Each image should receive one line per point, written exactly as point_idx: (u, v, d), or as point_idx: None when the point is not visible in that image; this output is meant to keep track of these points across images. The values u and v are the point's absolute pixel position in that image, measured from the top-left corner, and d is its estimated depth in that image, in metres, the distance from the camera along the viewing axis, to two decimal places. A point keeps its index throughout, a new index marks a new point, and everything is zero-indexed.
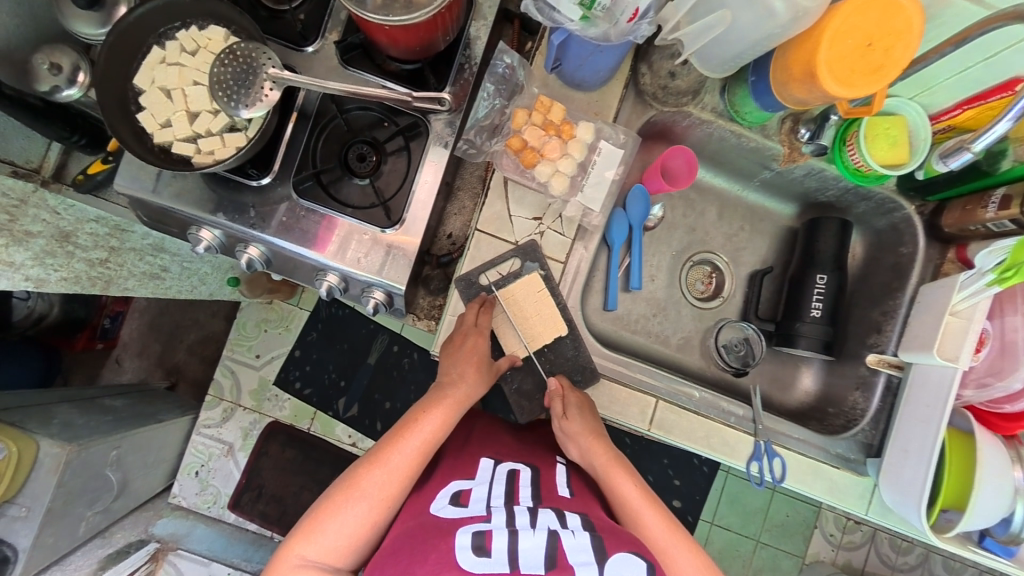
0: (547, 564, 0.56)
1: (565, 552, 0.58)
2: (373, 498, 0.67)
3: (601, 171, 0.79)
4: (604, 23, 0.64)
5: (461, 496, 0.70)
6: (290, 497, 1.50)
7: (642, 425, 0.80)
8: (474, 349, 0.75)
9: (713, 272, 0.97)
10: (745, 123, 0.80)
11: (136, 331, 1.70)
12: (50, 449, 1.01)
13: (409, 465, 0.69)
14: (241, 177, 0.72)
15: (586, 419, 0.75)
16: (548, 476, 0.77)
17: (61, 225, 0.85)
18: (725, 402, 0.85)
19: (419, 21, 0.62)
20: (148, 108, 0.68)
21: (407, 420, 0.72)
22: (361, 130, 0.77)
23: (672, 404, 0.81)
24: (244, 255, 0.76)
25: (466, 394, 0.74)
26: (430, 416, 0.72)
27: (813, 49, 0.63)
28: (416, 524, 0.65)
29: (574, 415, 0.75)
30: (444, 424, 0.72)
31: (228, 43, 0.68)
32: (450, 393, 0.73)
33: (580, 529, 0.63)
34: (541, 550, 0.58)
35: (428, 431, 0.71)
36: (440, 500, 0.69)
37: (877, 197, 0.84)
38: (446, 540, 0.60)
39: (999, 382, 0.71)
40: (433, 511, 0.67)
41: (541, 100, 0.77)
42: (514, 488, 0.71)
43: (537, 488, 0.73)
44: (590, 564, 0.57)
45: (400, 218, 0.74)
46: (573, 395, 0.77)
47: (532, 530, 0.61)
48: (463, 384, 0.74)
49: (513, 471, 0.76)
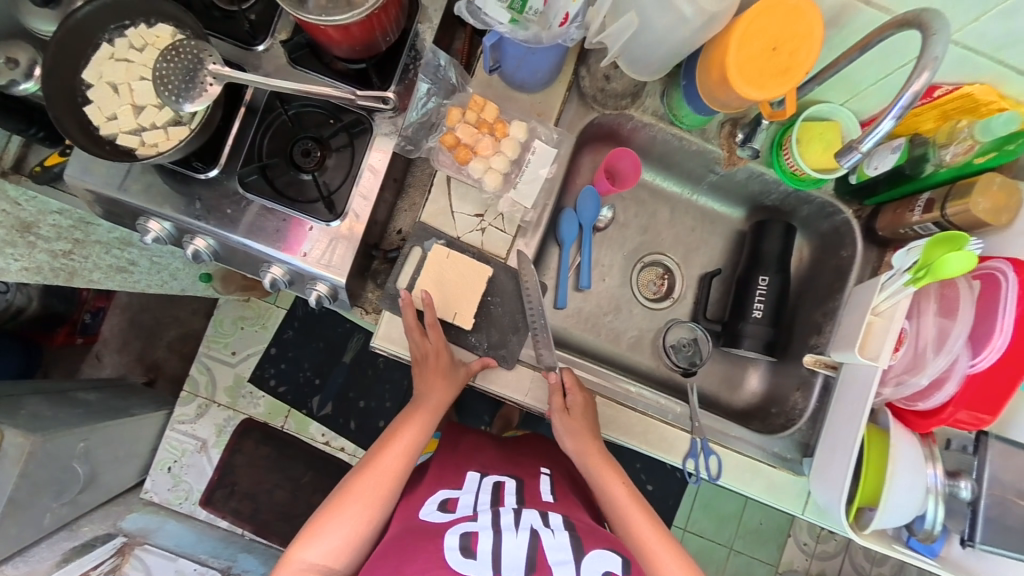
0: (527, 567, 0.61)
1: (545, 552, 0.63)
2: (366, 501, 0.73)
3: (535, 169, 0.78)
4: (536, 27, 0.66)
5: (448, 503, 0.73)
6: (262, 495, 1.68)
7: None
8: (433, 364, 0.75)
9: (665, 273, 0.97)
10: (684, 126, 0.82)
11: (116, 327, 1.79)
12: (14, 439, 1.08)
13: (398, 466, 0.76)
14: (187, 170, 0.74)
15: (588, 417, 0.77)
16: (532, 484, 0.81)
17: (21, 216, 0.89)
18: (664, 399, 0.85)
19: (353, 21, 0.65)
20: (95, 102, 0.70)
21: (389, 430, 0.79)
22: (308, 126, 0.78)
23: (610, 399, 0.82)
24: (191, 247, 0.78)
25: (438, 403, 0.76)
26: (410, 423, 0.78)
27: (723, 52, 0.64)
28: (407, 527, 0.69)
29: (574, 411, 0.77)
30: (422, 430, 0.79)
31: (174, 39, 0.71)
32: (425, 400, 0.77)
33: (560, 527, 0.68)
34: (522, 551, 0.62)
35: (409, 437, 0.78)
36: (428, 505, 0.73)
37: (818, 201, 0.84)
38: (435, 541, 0.64)
39: (911, 379, 0.72)
40: (421, 516, 0.71)
41: (475, 99, 0.77)
42: (500, 495, 0.75)
43: (521, 494, 0.76)
44: (567, 562, 0.62)
45: (344, 210, 0.75)
46: (578, 394, 0.78)
47: (515, 531, 0.66)
48: (430, 396, 0.76)
49: (498, 482, 0.79)
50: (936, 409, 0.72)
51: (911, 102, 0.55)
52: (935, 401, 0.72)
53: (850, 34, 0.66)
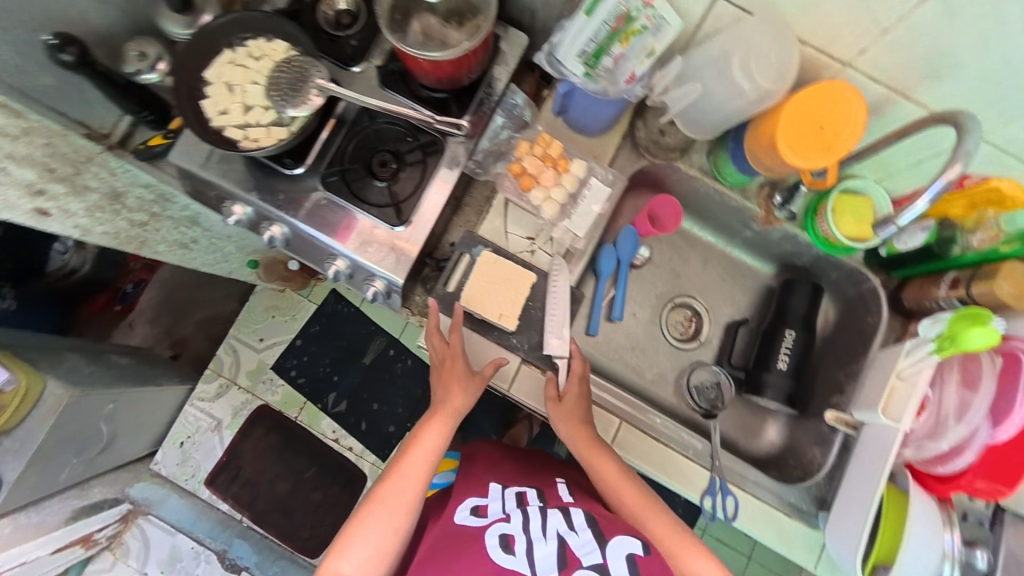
0: (558, 565, 0.68)
1: (573, 549, 0.69)
2: (394, 509, 0.78)
3: (589, 204, 0.84)
4: (604, 81, 0.75)
5: (480, 509, 0.79)
6: (264, 483, 1.70)
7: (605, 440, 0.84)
8: (452, 370, 0.81)
9: (693, 316, 1.01)
10: (726, 182, 0.88)
11: (152, 300, 2.00)
12: (55, 389, 1.24)
13: (419, 474, 0.81)
14: (277, 165, 0.83)
15: (579, 405, 0.81)
16: (551, 490, 0.85)
17: (115, 186, 1.02)
18: (686, 433, 0.86)
19: (446, 59, 0.76)
20: (212, 97, 0.80)
21: (410, 437, 0.84)
22: (387, 141, 0.87)
23: (635, 426, 0.85)
24: (268, 232, 0.86)
25: (456, 406, 0.81)
26: (429, 429, 0.83)
27: (774, 124, 0.70)
28: (446, 533, 0.76)
29: (567, 398, 0.81)
30: (442, 435, 0.83)
31: (288, 54, 0.82)
32: (444, 406, 0.83)
33: (583, 526, 0.73)
34: (553, 552, 0.69)
35: (430, 443, 0.82)
36: (462, 511, 0.79)
37: (847, 267, 0.89)
38: (477, 542, 0.72)
39: (932, 443, 0.75)
40: (458, 521, 0.77)
41: (543, 135, 0.84)
42: (524, 498, 0.82)
43: (544, 496, 0.83)
44: (593, 551, 0.69)
45: (409, 218, 0.83)
46: (575, 385, 0.82)
47: (544, 538, 0.71)
48: (451, 400, 0.82)
49: (521, 492, 0.83)
50: (956, 473, 0.74)
51: (945, 187, 0.60)
52: (956, 466, 0.74)
53: (888, 121, 0.73)
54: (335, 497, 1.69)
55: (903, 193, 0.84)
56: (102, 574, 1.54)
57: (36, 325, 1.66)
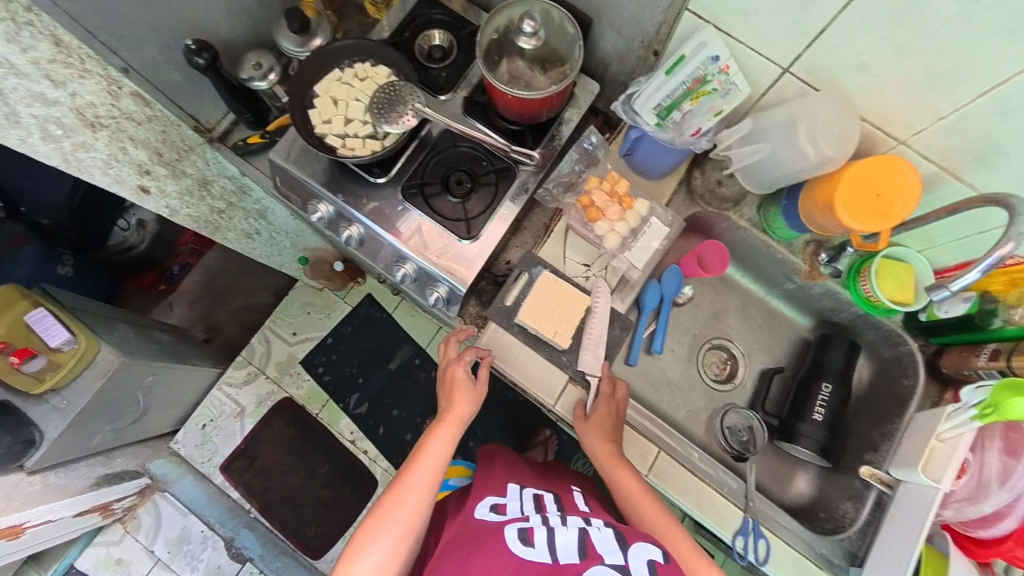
0: (580, 555, 0.64)
1: (595, 543, 0.66)
2: (403, 516, 0.78)
3: (648, 240, 0.91)
4: (672, 132, 0.83)
5: (499, 507, 0.80)
6: (277, 474, 1.73)
7: (641, 469, 0.86)
8: (455, 380, 0.91)
9: (728, 358, 1.06)
10: (774, 236, 0.94)
11: (194, 283, 2.10)
12: (106, 354, 1.33)
13: (426, 482, 0.82)
14: (366, 173, 0.91)
15: (606, 422, 0.83)
16: (568, 498, 0.88)
17: (206, 174, 1.10)
18: (722, 472, 0.88)
19: (533, 97, 0.84)
20: (318, 108, 0.90)
21: (418, 447, 0.87)
22: (464, 163, 0.95)
23: (673, 458, 0.86)
24: (346, 232, 0.95)
25: (460, 414, 0.89)
26: (435, 438, 0.86)
27: (833, 188, 0.76)
28: (465, 529, 0.74)
29: (591, 415, 0.84)
30: (448, 442, 0.86)
31: (389, 78, 0.92)
32: (448, 415, 0.89)
33: (603, 526, 0.72)
34: (574, 542, 0.67)
35: (435, 452, 0.85)
36: (482, 509, 0.80)
37: (885, 329, 0.93)
38: (495, 534, 0.69)
39: (974, 506, 0.77)
40: (476, 518, 0.77)
41: (612, 173, 0.92)
42: (542, 504, 0.82)
43: (561, 504, 0.84)
44: (615, 550, 0.66)
45: (477, 234, 0.90)
46: (603, 402, 0.84)
47: (565, 528, 0.70)
48: (458, 409, 0.89)
49: (539, 496, 0.86)
50: (998, 538, 0.75)
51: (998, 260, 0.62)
52: (997, 531, 0.75)
53: (940, 197, 0.78)
54: (344, 497, 1.72)
55: (957, 262, 0.86)
56: (109, 545, 1.60)
57: (89, 293, 1.81)
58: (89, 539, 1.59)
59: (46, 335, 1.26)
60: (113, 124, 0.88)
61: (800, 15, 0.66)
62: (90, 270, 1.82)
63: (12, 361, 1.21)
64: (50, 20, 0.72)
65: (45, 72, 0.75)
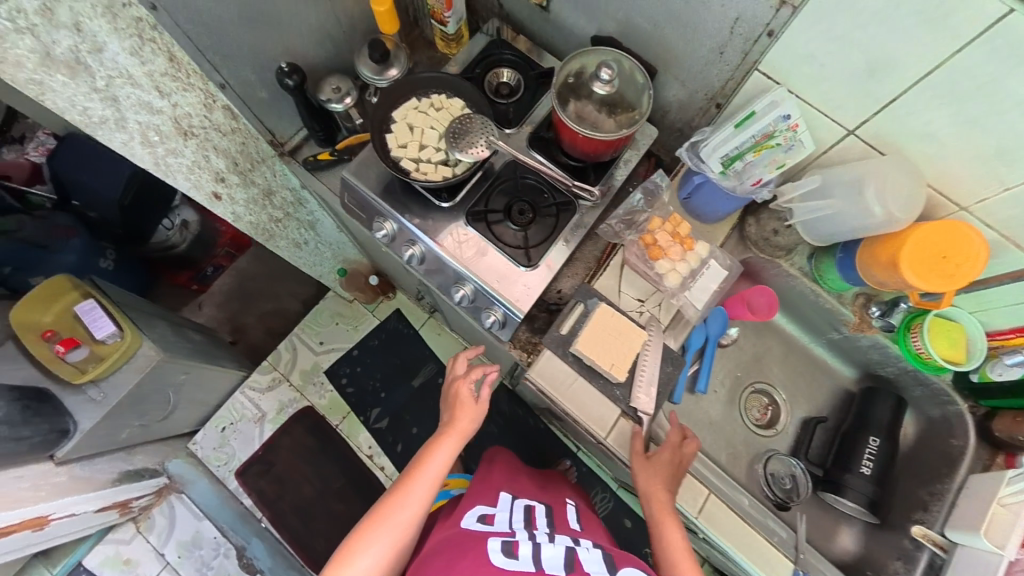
0: (567, 567, 0.66)
1: (582, 561, 0.68)
2: (399, 523, 0.80)
3: (707, 282, 0.92)
4: (734, 180, 0.87)
5: (487, 517, 0.83)
6: (291, 483, 1.71)
7: (691, 510, 0.85)
8: (460, 393, 0.94)
9: (770, 404, 1.07)
10: (825, 286, 0.95)
11: (226, 285, 2.13)
12: (147, 349, 1.34)
13: (424, 497, 0.83)
14: (434, 197, 0.95)
15: (668, 470, 0.84)
16: (558, 513, 0.93)
17: (270, 185, 1.16)
18: (772, 521, 0.88)
19: (602, 139, 0.88)
20: (395, 132, 0.95)
21: (418, 458, 0.88)
22: (526, 193, 0.99)
23: (722, 501, 0.86)
24: (409, 251, 0.98)
25: (464, 428, 0.91)
26: (438, 451, 0.87)
27: (898, 247, 0.78)
28: (453, 533, 0.78)
29: (654, 455, 0.85)
30: (450, 455, 0.88)
31: (463, 110, 0.97)
32: (451, 429, 0.90)
33: (592, 547, 0.74)
34: (561, 556, 0.68)
35: (436, 464, 0.86)
36: (469, 518, 0.82)
37: (934, 386, 0.93)
38: (481, 544, 0.71)
39: None
40: (464, 525, 0.79)
41: (675, 216, 0.94)
42: (532, 517, 0.85)
43: (551, 519, 0.88)
44: (601, 570, 0.67)
45: (536, 263, 0.93)
46: (667, 451, 0.85)
47: (553, 544, 0.71)
48: (461, 422, 0.92)
49: (529, 506, 0.90)
50: None
51: None
52: None
53: (1002, 264, 0.79)
54: (358, 513, 1.70)
55: (1013, 326, 0.85)
56: (120, 544, 1.58)
57: (127, 285, 1.86)
58: (100, 537, 1.57)
59: (93, 327, 1.29)
60: (202, 134, 0.92)
61: (870, 84, 0.70)
62: (128, 262, 1.86)
63: (58, 349, 1.25)
64: (170, 38, 0.77)
65: (155, 83, 0.80)
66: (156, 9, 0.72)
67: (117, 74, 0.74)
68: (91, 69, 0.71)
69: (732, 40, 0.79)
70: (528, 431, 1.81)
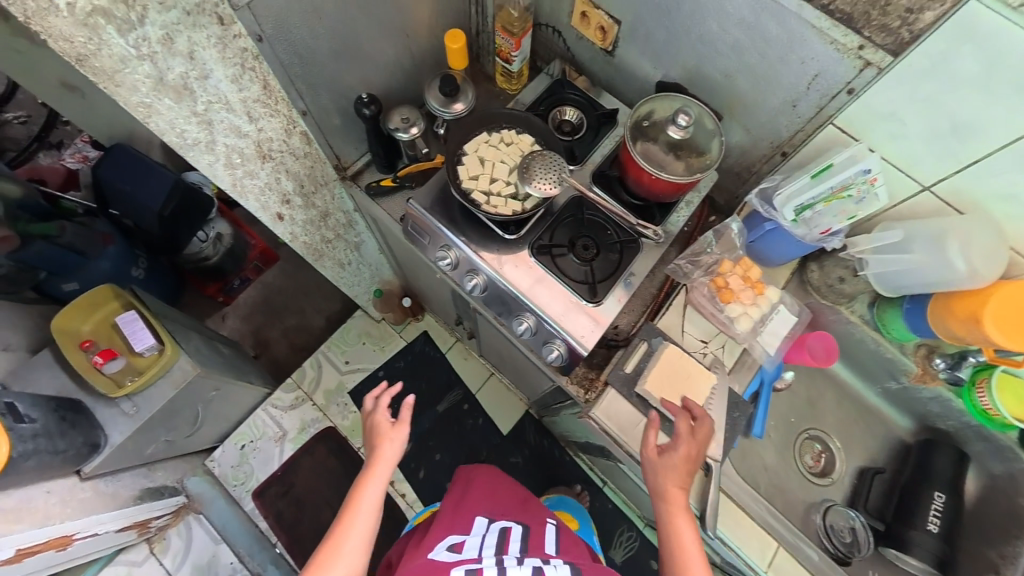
0: None
1: None
2: (350, 562, 0.79)
3: (776, 329, 0.93)
4: (804, 228, 0.88)
5: (456, 545, 0.86)
6: (310, 507, 1.67)
7: (761, 563, 0.87)
8: (377, 424, 0.96)
9: (823, 451, 1.06)
10: (887, 335, 0.95)
11: (250, 298, 2.08)
12: (184, 363, 1.32)
13: (366, 532, 0.82)
14: (501, 229, 0.96)
15: (682, 468, 0.82)
16: (536, 533, 0.95)
17: (328, 207, 1.17)
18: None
19: (673, 181, 0.90)
20: (466, 165, 0.97)
21: (351, 496, 0.87)
22: (591, 229, 0.99)
23: (793, 557, 0.88)
24: (472, 281, 0.98)
25: (389, 454, 0.92)
26: (370, 485, 0.88)
27: (980, 305, 0.79)
28: (420, 565, 0.81)
29: (667, 455, 0.83)
30: (384, 484, 0.89)
31: (533, 146, 0.99)
32: (377, 458, 0.91)
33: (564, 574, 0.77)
34: None
35: (372, 498, 0.86)
36: (437, 549, 0.85)
37: (998, 443, 0.93)
38: None
39: None
40: (431, 556, 0.83)
41: (746, 260, 0.95)
42: (505, 542, 0.87)
43: (525, 542, 0.89)
44: None
45: (601, 299, 0.93)
46: (683, 446, 0.82)
47: None
48: (388, 451, 0.93)
49: (506, 528, 0.93)
50: None
51: None
52: None
53: None
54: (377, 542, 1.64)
55: None
56: (132, 565, 1.49)
57: (155, 293, 1.82)
58: (111, 557, 1.46)
59: (133, 338, 1.27)
60: (279, 157, 0.94)
61: (950, 144, 0.73)
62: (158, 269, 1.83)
63: (95, 360, 1.23)
64: (266, 67, 0.79)
65: (247, 109, 0.81)
66: (261, 40, 0.75)
67: (216, 100, 0.75)
68: (195, 94, 0.72)
69: (808, 94, 0.81)
70: (553, 463, 1.77)
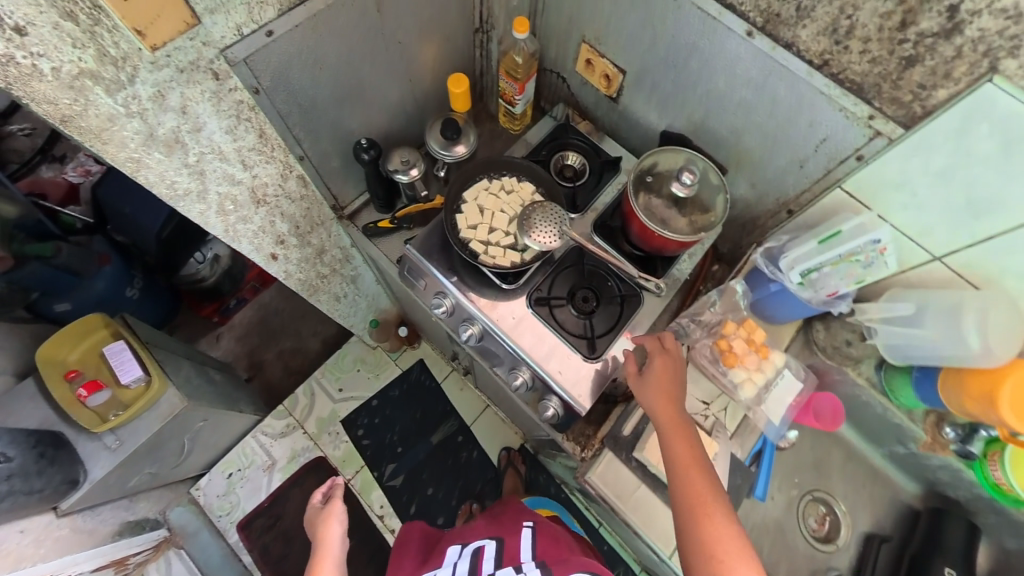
0: None
1: None
2: None
3: (780, 396, 0.91)
4: (810, 291, 0.87)
5: None
6: (297, 541, 1.62)
7: None
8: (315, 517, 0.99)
9: (827, 514, 1.02)
10: (894, 400, 0.93)
11: (246, 318, 2.05)
12: (172, 396, 1.28)
13: None
14: (500, 279, 0.93)
15: (662, 380, 0.82)
16: (511, 544, 0.96)
17: (325, 243, 1.15)
18: None
19: (676, 240, 0.87)
20: (465, 213, 0.95)
21: None
22: (592, 281, 0.97)
23: None
24: (467, 331, 0.94)
25: (331, 532, 0.94)
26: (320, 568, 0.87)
27: (995, 384, 0.76)
28: None
29: (647, 372, 0.84)
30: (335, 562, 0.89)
31: (534, 195, 0.97)
32: (321, 542, 0.92)
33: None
34: None
35: None
36: None
37: (1011, 516, 0.89)
38: None
39: None
40: None
41: (750, 321, 0.92)
42: (478, 563, 0.90)
43: (499, 556, 0.92)
44: None
45: (601, 355, 0.90)
46: (659, 359, 0.83)
47: None
48: (332, 532, 0.94)
49: (480, 549, 0.96)
50: None
51: None
52: None
53: None
54: None
55: None
56: None
57: (147, 315, 1.78)
58: None
59: (120, 370, 1.25)
60: (274, 201, 0.92)
61: (965, 217, 0.71)
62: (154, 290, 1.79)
63: (81, 392, 1.23)
64: (264, 116, 0.78)
65: (241, 156, 0.79)
66: (259, 92, 0.74)
67: (209, 150, 0.74)
68: (187, 146, 0.70)
69: (815, 156, 0.79)
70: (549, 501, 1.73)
